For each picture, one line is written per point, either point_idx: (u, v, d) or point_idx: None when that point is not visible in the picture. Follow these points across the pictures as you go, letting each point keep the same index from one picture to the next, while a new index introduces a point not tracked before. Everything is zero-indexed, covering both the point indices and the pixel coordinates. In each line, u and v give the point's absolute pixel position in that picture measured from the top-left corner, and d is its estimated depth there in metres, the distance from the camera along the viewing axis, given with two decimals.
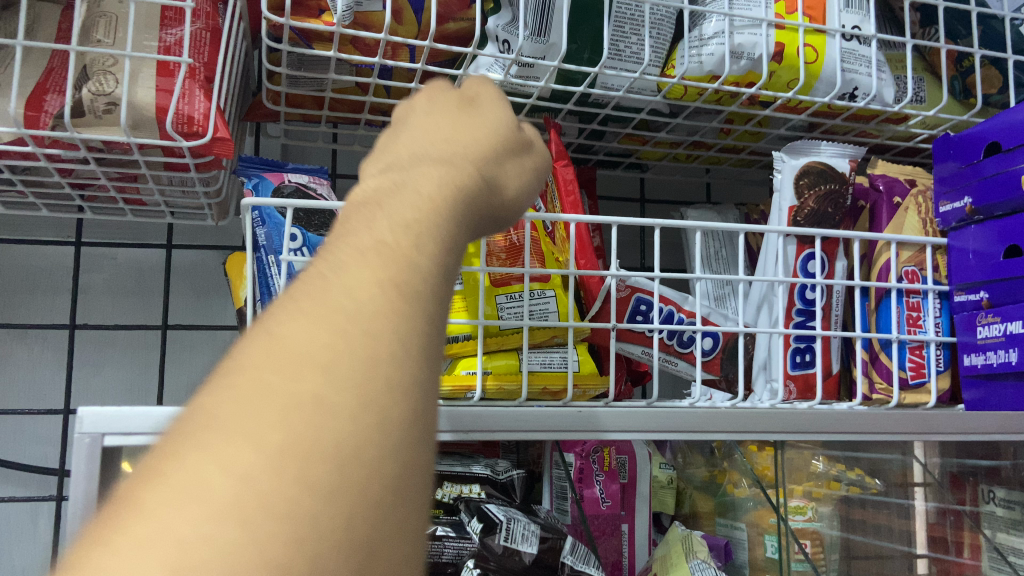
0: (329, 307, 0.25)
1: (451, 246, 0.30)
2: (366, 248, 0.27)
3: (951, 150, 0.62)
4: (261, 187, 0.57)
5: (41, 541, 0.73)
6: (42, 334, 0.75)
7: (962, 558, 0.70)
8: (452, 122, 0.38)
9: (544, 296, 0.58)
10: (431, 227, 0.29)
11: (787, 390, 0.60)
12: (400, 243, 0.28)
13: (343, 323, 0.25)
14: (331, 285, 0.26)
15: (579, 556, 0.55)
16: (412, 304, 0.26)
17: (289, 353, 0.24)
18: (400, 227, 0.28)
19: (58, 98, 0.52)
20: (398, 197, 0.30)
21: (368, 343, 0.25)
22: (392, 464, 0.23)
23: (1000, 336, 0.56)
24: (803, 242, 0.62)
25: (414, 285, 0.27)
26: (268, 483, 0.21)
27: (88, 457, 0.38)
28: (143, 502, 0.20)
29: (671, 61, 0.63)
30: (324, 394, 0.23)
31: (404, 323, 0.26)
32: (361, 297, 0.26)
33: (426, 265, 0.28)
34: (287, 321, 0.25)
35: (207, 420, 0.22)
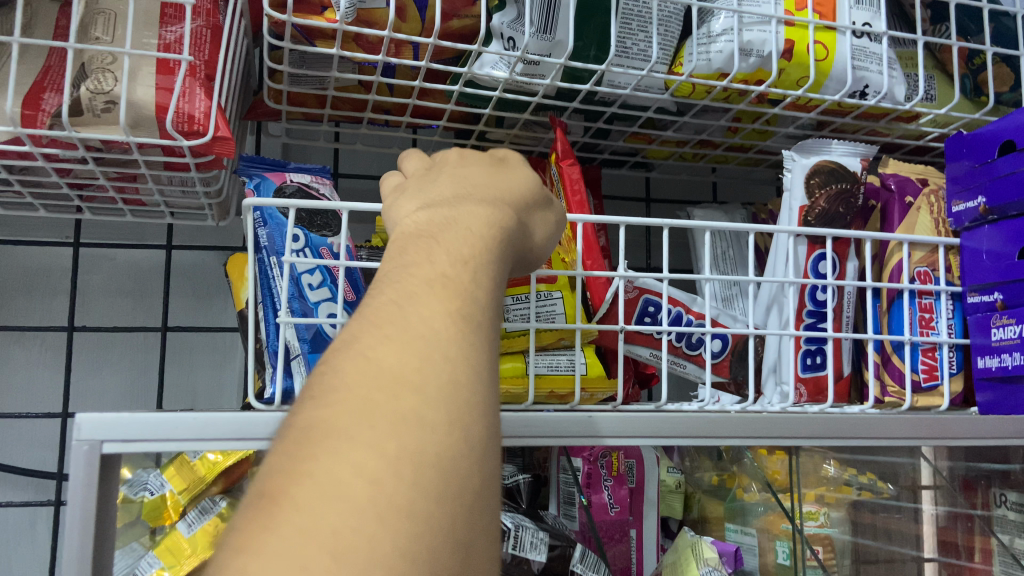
0: (413, 334, 0.30)
1: (497, 282, 0.34)
2: (433, 281, 0.32)
3: (964, 149, 0.61)
4: (262, 188, 0.56)
5: (39, 546, 0.72)
6: (41, 336, 0.74)
7: (973, 563, 0.69)
8: (487, 169, 0.41)
9: (550, 297, 0.57)
10: (483, 262, 0.34)
11: (798, 393, 0.59)
12: (460, 276, 0.32)
13: (427, 349, 0.29)
14: (411, 314, 0.30)
15: (588, 564, 0.54)
16: (476, 329, 0.31)
17: (386, 374, 0.28)
18: (457, 264, 0.33)
19: (56, 96, 0.51)
20: (450, 236, 0.34)
21: (450, 366, 0.29)
22: (479, 469, 0.28)
23: (1015, 338, 0.55)
24: (814, 242, 0.61)
25: (476, 315, 0.31)
26: (391, 486, 0.26)
27: (87, 464, 0.37)
28: (290, 501, 0.25)
29: (679, 58, 0.62)
30: (421, 410, 0.28)
31: (474, 349, 0.30)
32: (439, 325, 0.30)
33: (482, 298, 0.32)
34: (379, 346, 0.29)
35: (326, 432, 0.27)
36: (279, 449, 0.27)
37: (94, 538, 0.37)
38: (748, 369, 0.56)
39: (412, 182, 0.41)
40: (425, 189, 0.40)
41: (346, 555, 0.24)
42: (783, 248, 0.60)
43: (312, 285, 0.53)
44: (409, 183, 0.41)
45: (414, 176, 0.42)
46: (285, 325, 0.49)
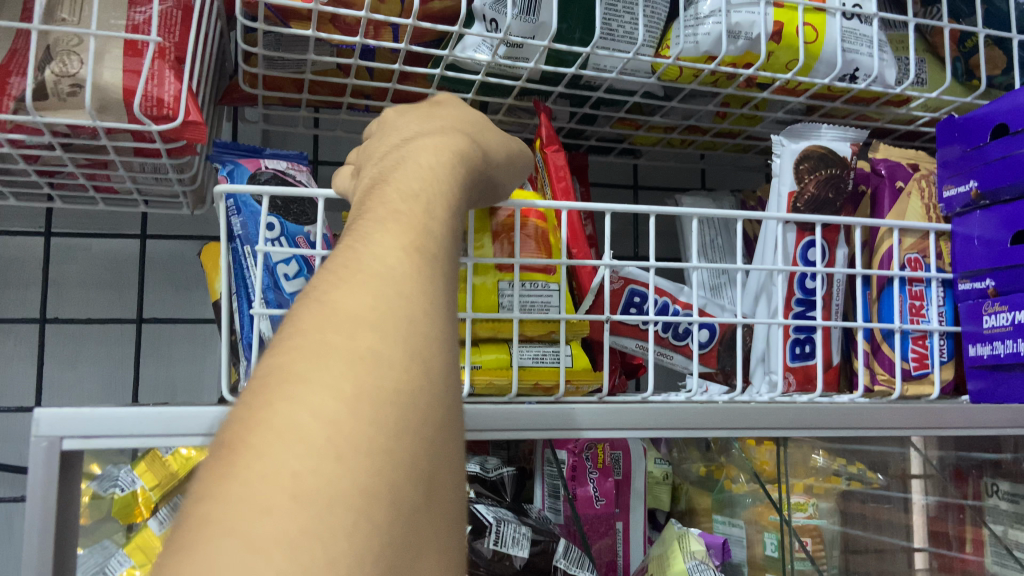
0: (368, 276, 0.29)
1: (452, 215, 0.34)
2: (386, 218, 0.31)
3: (956, 133, 0.60)
4: (236, 174, 0.54)
5: (14, 543, 0.71)
6: (14, 328, 0.72)
7: (965, 553, 0.69)
8: (428, 116, 0.42)
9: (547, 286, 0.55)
10: (436, 195, 0.34)
11: (786, 382, 0.58)
12: (413, 210, 0.32)
13: (382, 288, 0.28)
14: (365, 254, 0.30)
15: (573, 560, 0.53)
16: (432, 265, 0.30)
17: (342, 314, 0.27)
18: (410, 206, 0.32)
19: (21, 80, 0.49)
20: (405, 184, 0.34)
21: (406, 304, 0.28)
22: (438, 407, 0.27)
23: (1008, 325, 0.54)
24: (803, 229, 0.60)
25: (431, 252, 0.31)
26: (350, 423, 0.24)
27: (46, 461, 0.36)
28: (247, 449, 0.23)
29: (666, 40, 0.61)
30: (379, 348, 0.27)
31: (430, 288, 0.30)
32: (394, 265, 0.29)
33: (437, 231, 0.32)
34: (334, 291, 0.28)
35: (283, 377, 0.25)
36: (234, 403, 0.26)
37: (56, 537, 0.36)
38: (737, 358, 0.55)
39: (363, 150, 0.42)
40: (375, 150, 0.41)
41: (305, 497, 0.22)
42: (772, 235, 0.59)
43: (287, 275, 0.51)
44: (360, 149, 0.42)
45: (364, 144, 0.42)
46: (260, 317, 0.48)
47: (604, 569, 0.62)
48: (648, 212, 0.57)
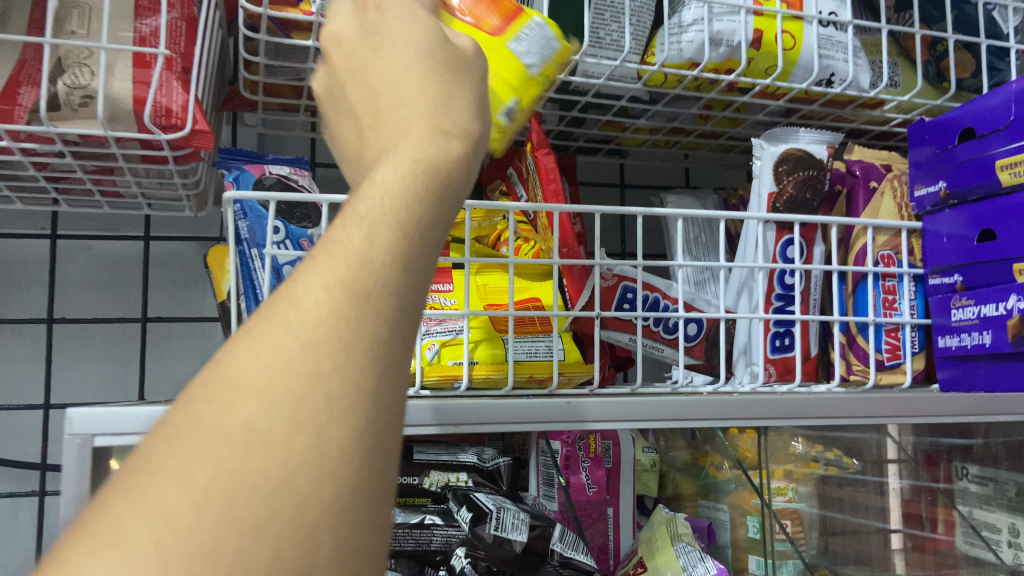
0: (276, 317, 0.23)
1: (412, 230, 0.25)
2: (315, 252, 0.25)
3: (926, 136, 0.63)
4: (242, 181, 0.56)
5: (24, 536, 0.73)
6: (20, 328, 0.74)
7: (937, 534, 0.73)
8: (395, 29, 0.31)
9: (540, 28, 0.47)
10: (387, 211, 0.25)
11: (767, 373, 0.62)
12: (350, 237, 0.25)
13: (287, 332, 0.23)
14: (278, 297, 0.24)
15: (568, 543, 0.56)
16: (362, 305, 0.24)
17: (233, 369, 0.22)
18: (345, 210, 0.26)
19: (32, 91, 0.51)
20: (356, 191, 0.26)
21: (319, 351, 0.23)
22: (333, 488, 0.21)
23: (974, 319, 0.57)
24: (782, 228, 0.63)
25: (364, 289, 0.24)
26: (191, 520, 0.19)
27: (78, 458, 0.38)
28: (57, 560, 0.19)
29: (651, 47, 0.63)
30: (259, 422, 0.21)
31: (355, 327, 0.23)
32: (309, 300, 0.23)
33: (378, 259, 0.24)
34: (231, 338, 0.23)
35: (138, 464, 0.21)
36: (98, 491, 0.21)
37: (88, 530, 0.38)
38: (722, 352, 0.58)
39: (329, 99, 0.33)
40: (343, 113, 0.32)
41: None
42: (753, 234, 0.62)
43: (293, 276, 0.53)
44: (325, 103, 0.33)
45: (326, 89, 0.33)
46: None
47: (597, 552, 0.65)
48: (636, 213, 0.60)
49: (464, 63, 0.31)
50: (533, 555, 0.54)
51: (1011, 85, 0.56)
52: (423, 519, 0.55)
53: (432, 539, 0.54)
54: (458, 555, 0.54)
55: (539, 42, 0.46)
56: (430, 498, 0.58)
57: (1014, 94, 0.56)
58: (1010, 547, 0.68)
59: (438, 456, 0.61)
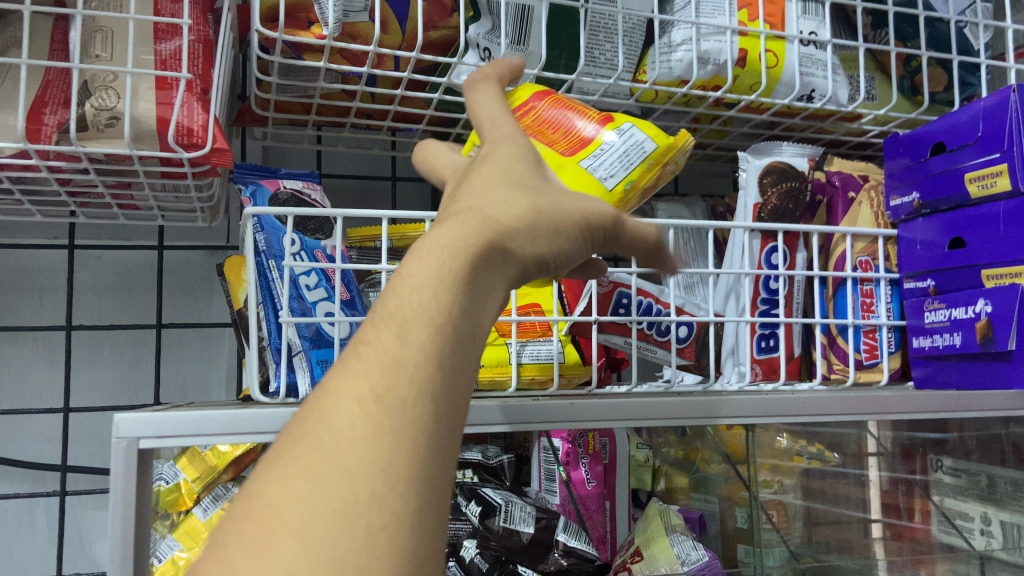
0: (311, 436, 0.25)
1: (441, 332, 0.28)
2: (349, 363, 0.27)
3: (901, 149, 0.67)
4: (258, 195, 0.60)
5: (46, 535, 0.76)
6: (36, 335, 0.76)
7: (913, 523, 0.76)
8: (473, 168, 0.36)
9: (627, 138, 0.51)
10: (417, 313, 0.28)
11: (753, 372, 0.65)
12: (383, 343, 0.27)
13: (321, 456, 0.24)
14: (312, 418, 0.25)
15: (571, 532, 0.59)
16: (393, 415, 0.25)
17: (268, 503, 0.23)
18: (375, 326, 0.28)
19: (58, 112, 0.54)
20: (388, 292, 0.29)
21: (358, 467, 0.24)
22: None
23: (944, 321, 0.61)
24: (767, 236, 0.67)
25: (396, 395, 0.26)
26: None
27: (126, 458, 0.41)
28: None
29: (642, 66, 0.67)
30: (297, 556, 0.22)
31: (393, 438, 0.25)
32: (345, 419, 0.25)
33: (410, 365, 0.27)
34: (268, 463, 0.24)
35: None
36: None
37: (135, 526, 0.41)
38: (711, 353, 0.62)
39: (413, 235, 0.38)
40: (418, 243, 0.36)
41: None
42: (739, 242, 0.66)
43: (309, 286, 0.57)
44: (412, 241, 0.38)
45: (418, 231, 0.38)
46: (287, 325, 0.53)
47: (597, 543, 0.69)
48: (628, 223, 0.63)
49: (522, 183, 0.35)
50: (539, 546, 0.57)
51: (979, 103, 0.60)
52: None
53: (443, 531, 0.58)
54: (468, 546, 0.57)
55: (617, 159, 0.50)
56: None
57: (982, 111, 0.60)
58: (982, 535, 0.72)
59: None
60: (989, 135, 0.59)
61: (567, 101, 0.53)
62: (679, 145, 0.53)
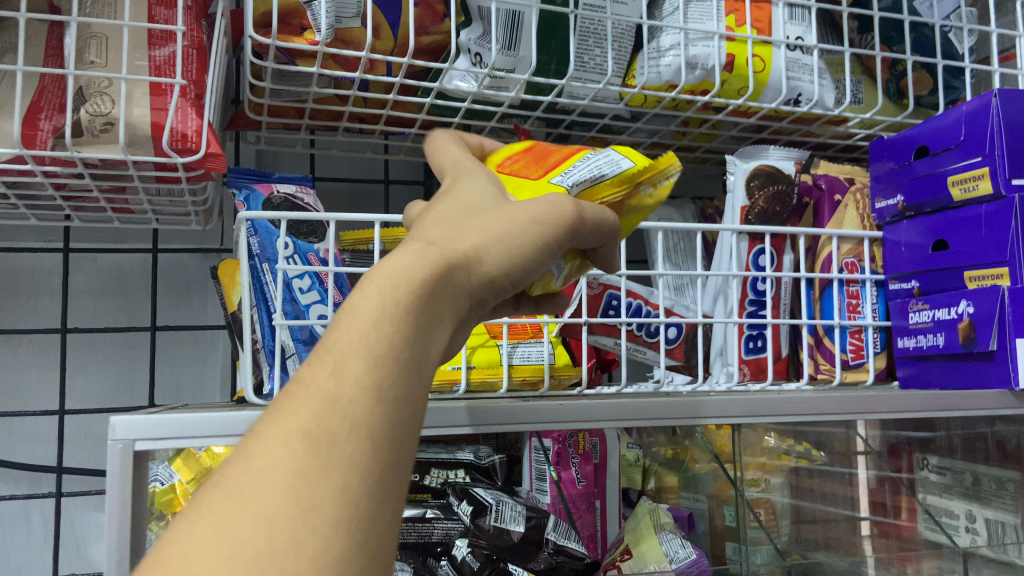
0: (231, 478, 0.24)
1: (382, 364, 0.27)
2: (284, 399, 0.26)
3: (886, 152, 0.68)
4: (251, 201, 0.61)
5: (41, 537, 0.77)
6: (31, 337, 0.77)
7: (901, 520, 0.77)
8: (431, 206, 0.36)
9: (593, 160, 0.46)
10: (357, 344, 0.27)
11: (742, 372, 0.66)
12: (319, 377, 0.26)
13: (237, 500, 0.23)
14: (237, 459, 0.24)
15: (561, 532, 0.61)
16: (323, 451, 0.24)
17: (178, 551, 0.22)
18: (312, 361, 0.27)
19: (54, 117, 0.55)
20: (331, 326, 0.28)
21: (275, 511, 0.23)
22: None
23: (928, 321, 0.62)
24: (754, 238, 0.68)
25: (327, 431, 0.25)
26: None
27: (122, 460, 0.42)
28: None
29: (632, 71, 0.68)
30: None
31: (319, 479, 0.24)
32: (269, 460, 0.24)
33: (346, 399, 0.25)
34: (188, 508, 0.23)
35: None
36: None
37: (132, 527, 0.42)
38: (700, 353, 0.63)
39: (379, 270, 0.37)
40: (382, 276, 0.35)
41: None
42: (727, 244, 0.67)
43: (302, 289, 0.58)
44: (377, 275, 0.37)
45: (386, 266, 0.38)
46: (281, 327, 0.53)
47: (587, 541, 0.70)
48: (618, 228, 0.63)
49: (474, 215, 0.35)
50: (529, 544, 0.59)
51: (962, 107, 0.61)
52: (425, 513, 0.59)
53: (433, 532, 0.58)
54: (459, 544, 0.58)
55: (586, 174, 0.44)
56: (430, 493, 0.61)
57: (964, 115, 0.61)
58: (967, 532, 0.74)
59: (438, 455, 0.65)
60: (972, 139, 0.60)
61: (533, 150, 0.48)
62: (659, 166, 0.48)
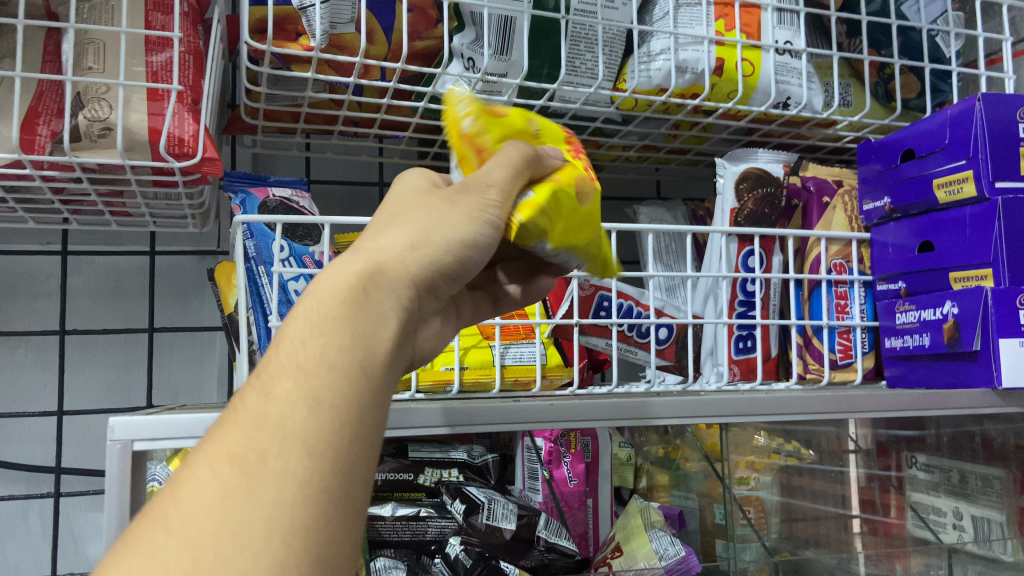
0: (180, 492, 0.28)
1: (312, 376, 0.30)
2: (229, 420, 0.30)
3: (873, 155, 0.69)
4: (248, 203, 0.61)
5: (39, 537, 0.77)
6: (29, 339, 0.78)
7: (889, 517, 0.79)
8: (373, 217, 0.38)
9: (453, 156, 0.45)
10: (290, 362, 0.30)
11: (731, 373, 0.67)
12: (256, 398, 0.30)
13: (181, 512, 0.27)
14: (185, 477, 0.28)
15: (552, 529, 0.62)
16: (260, 461, 0.28)
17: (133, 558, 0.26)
18: (249, 388, 0.31)
19: (54, 123, 0.56)
20: (269, 352, 0.32)
21: (216, 519, 0.26)
22: None
23: (914, 322, 0.63)
24: (744, 240, 0.69)
25: (262, 445, 0.28)
26: None
27: (121, 460, 0.43)
28: None
29: (623, 75, 0.69)
30: None
31: (248, 493, 0.27)
32: (200, 482, 0.27)
33: (278, 414, 0.29)
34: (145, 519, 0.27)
35: None
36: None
37: (129, 526, 0.43)
38: (691, 354, 0.64)
39: None
40: None
41: None
42: (717, 246, 0.68)
43: (298, 291, 0.58)
44: None
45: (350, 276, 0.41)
46: (277, 330, 0.54)
47: (578, 539, 0.71)
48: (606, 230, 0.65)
49: (409, 214, 0.37)
50: (521, 541, 0.60)
51: (947, 111, 0.62)
52: (419, 512, 0.60)
53: (427, 530, 0.59)
54: (452, 543, 0.59)
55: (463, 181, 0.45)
56: (424, 492, 0.62)
57: (948, 118, 0.62)
58: (953, 529, 0.76)
59: (431, 454, 0.66)
60: (956, 143, 0.61)
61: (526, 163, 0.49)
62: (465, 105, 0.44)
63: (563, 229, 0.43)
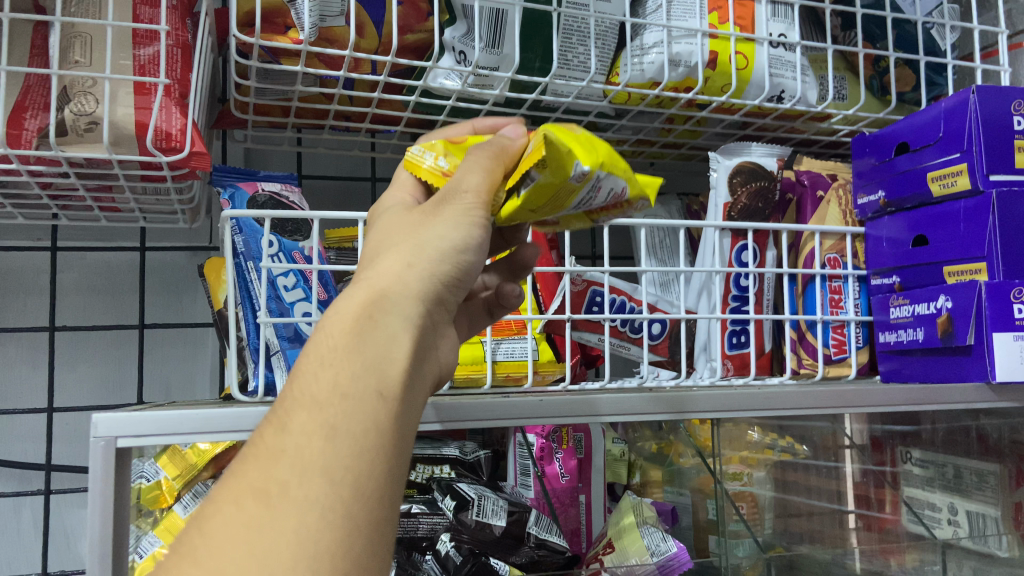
0: (203, 531, 0.27)
1: (326, 406, 0.30)
2: (245, 457, 0.30)
3: (868, 148, 0.69)
4: (237, 199, 0.60)
5: (31, 534, 0.77)
6: (19, 335, 0.77)
7: (884, 513, 0.78)
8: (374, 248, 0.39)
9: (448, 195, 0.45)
10: (304, 395, 0.30)
11: (725, 368, 0.67)
12: (272, 434, 0.30)
13: (204, 550, 0.27)
14: (206, 516, 0.28)
15: (542, 526, 0.62)
16: (281, 494, 0.28)
17: None
18: (265, 425, 0.31)
19: (37, 117, 0.55)
20: (282, 390, 0.32)
21: (241, 554, 0.26)
22: None
23: (909, 316, 0.63)
24: (737, 235, 0.69)
25: (282, 479, 0.28)
26: None
27: (104, 457, 0.43)
28: None
29: (616, 68, 0.68)
30: None
31: (273, 525, 0.27)
32: (223, 519, 0.27)
33: (294, 446, 0.29)
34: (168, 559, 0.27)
35: None
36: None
37: (114, 524, 0.43)
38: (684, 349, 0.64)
39: None
40: None
41: None
42: (710, 241, 0.68)
43: (287, 287, 0.58)
44: None
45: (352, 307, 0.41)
46: (264, 325, 0.53)
47: (570, 535, 0.71)
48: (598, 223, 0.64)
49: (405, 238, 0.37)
50: (511, 538, 0.59)
51: (942, 104, 0.62)
52: (409, 508, 0.60)
53: (418, 527, 0.59)
54: (444, 540, 0.59)
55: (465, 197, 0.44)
56: (416, 489, 0.63)
57: (943, 111, 0.61)
58: (948, 524, 0.75)
59: (424, 450, 0.66)
60: (952, 136, 0.60)
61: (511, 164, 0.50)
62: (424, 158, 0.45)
63: (582, 148, 0.39)
